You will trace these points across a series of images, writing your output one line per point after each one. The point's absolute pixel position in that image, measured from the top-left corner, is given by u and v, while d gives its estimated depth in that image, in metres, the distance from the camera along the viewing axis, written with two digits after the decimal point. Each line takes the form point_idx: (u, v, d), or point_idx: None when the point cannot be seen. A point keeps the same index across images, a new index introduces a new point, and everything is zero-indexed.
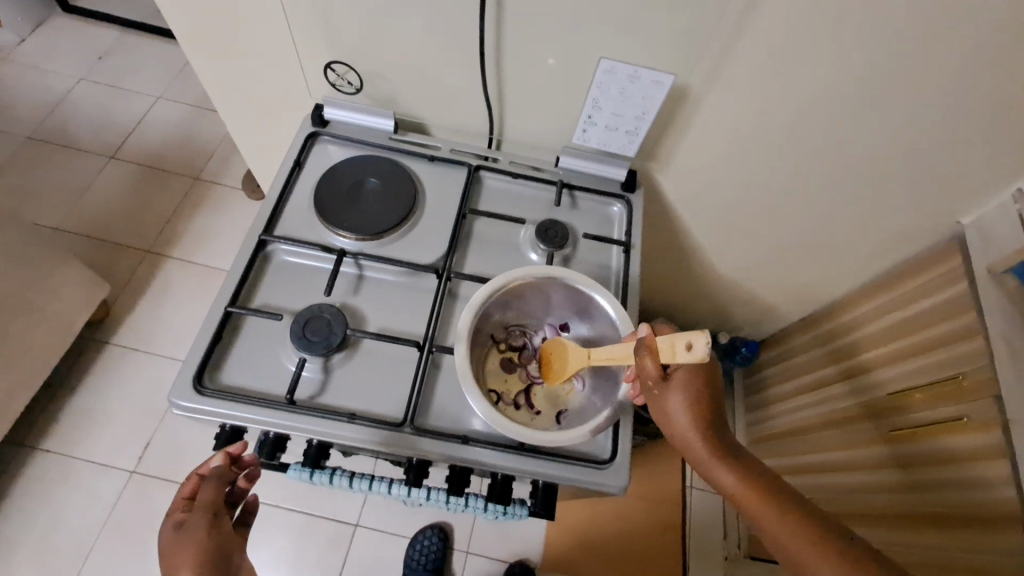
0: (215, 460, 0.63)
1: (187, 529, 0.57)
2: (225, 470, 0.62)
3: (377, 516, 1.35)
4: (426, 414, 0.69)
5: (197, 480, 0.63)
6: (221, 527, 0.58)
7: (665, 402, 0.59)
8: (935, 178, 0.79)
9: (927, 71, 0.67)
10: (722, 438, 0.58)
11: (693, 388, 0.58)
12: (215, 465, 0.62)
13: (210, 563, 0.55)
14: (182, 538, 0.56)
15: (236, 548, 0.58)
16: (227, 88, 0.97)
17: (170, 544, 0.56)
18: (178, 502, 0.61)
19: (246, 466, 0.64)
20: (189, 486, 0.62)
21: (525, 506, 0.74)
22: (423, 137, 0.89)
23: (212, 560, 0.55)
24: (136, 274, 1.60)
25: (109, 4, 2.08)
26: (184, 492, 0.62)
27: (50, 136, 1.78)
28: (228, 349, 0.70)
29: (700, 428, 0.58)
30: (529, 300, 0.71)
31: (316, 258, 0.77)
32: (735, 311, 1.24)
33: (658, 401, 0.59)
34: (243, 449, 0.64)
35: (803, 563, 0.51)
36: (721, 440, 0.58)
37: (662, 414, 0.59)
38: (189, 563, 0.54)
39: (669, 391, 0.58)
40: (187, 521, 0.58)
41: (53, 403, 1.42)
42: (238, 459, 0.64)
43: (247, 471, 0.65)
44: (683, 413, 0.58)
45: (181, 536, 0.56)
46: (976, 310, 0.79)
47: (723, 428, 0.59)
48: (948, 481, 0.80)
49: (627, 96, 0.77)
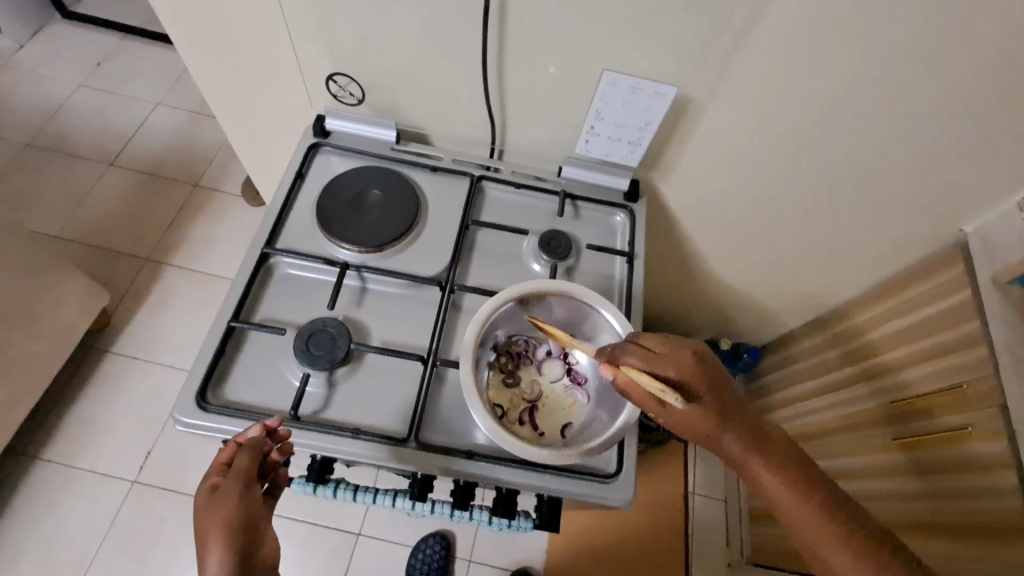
0: (252, 431, 0.61)
1: (219, 496, 0.54)
2: (261, 441, 0.60)
3: (379, 525, 1.35)
4: (430, 429, 0.69)
5: (233, 447, 0.60)
6: (253, 496, 0.55)
7: (674, 419, 0.57)
8: (938, 189, 0.79)
9: (931, 81, 0.67)
10: (744, 426, 0.56)
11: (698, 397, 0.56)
12: (252, 435, 0.60)
13: (239, 534, 0.52)
14: (215, 504, 0.53)
15: (265, 521, 0.55)
16: (228, 98, 0.97)
17: (202, 508, 0.54)
18: (213, 466, 0.59)
19: (281, 440, 0.62)
20: (225, 453, 0.60)
21: (530, 519, 0.74)
22: (425, 148, 0.89)
23: (241, 531, 0.52)
24: (137, 282, 1.60)
25: (108, 10, 2.07)
26: (221, 457, 0.59)
27: (50, 144, 1.77)
28: (232, 363, 0.70)
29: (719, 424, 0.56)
30: (535, 313, 0.71)
31: (319, 271, 0.77)
32: (737, 317, 1.24)
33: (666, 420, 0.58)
34: (280, 423, 0.62)
35: (816, 549, 0.52)
36: (738, 426, 0.56)
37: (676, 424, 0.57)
38: (219, 530, 0.51)
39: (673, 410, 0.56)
40: (221, 487, 0.55)
41: (53, 412, 1.41)
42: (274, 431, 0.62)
43: (281, 445, 0.62)
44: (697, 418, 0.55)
45: (214, 501, 0.54)
46: (980, 319, 0.79)
47: (745, 413, 0.57)
48: (957, 490, 0.79)
49: (629, 108, 0.78)
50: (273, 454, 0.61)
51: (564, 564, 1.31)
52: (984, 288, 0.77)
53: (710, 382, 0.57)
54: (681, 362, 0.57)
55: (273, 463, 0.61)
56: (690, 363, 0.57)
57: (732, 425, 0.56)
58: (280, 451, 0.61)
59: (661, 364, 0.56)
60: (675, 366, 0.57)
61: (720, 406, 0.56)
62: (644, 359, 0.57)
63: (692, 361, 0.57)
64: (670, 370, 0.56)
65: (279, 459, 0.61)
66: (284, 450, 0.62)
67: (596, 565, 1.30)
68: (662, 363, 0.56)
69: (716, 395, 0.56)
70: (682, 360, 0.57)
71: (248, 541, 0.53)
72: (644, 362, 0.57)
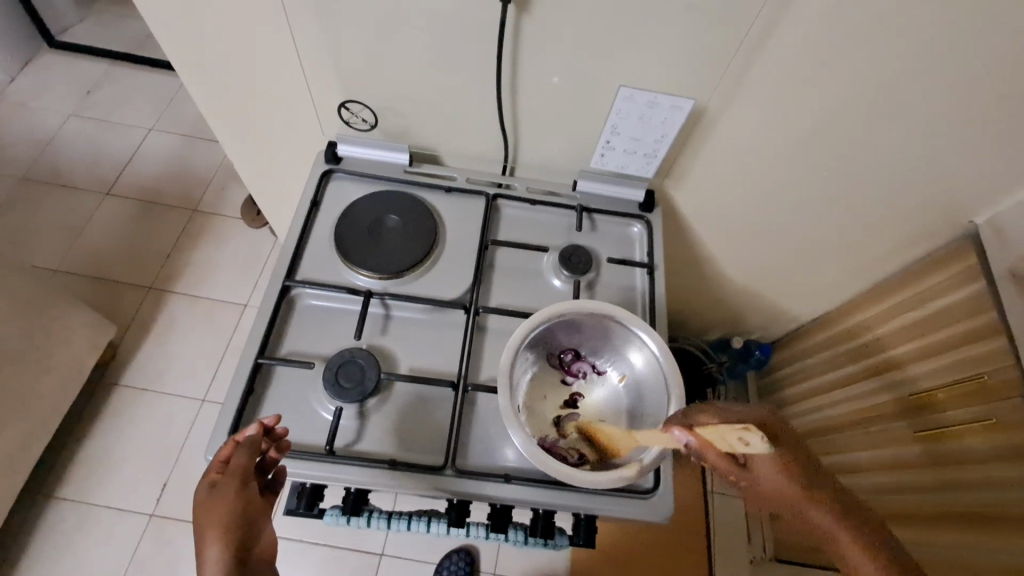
0: (250, 428, 0.59)
1: (217, 492, 0.53)
2: (259, 439, 0.58)
3: (402, 544, 1.33)
4: (465, 454, 0.69)
5: (232, 445, 0.58)
6: (250, 493, 0.53)
7: (759, 484, 0.48)
8: (953, 186, 0.78)
9: (946, 81, 0.66)
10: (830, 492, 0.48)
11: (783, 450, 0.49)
12: (249, 434, 0.58)
13: (237, 530, 0.50)
14: (211, 500, 0.52)
15: (264, 520, 0.53)
16: (236, 128, 0.96)
17: (199, 506, 0.52)
18: (212, 465, 0.57)
19: (278, 438, 0.60)
20: (223, 451, 0.58)
21: (567, 536, 0.76)
22: (438, 168, 0.89)
23: (238, 527, 0.51)
24: (141, 311, 1.58)
25: (97, 37, 2.06)
26: (220, 455, 0.57)
27: (44, 176, 1.75)
28: (261, 400, 0.70)
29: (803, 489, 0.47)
30: (565, 338, 0.72)
31: (342, 300, 0.77)
32: (750, 317, 1.24)
33: (751, 488, 0.49)
34: (276, 421, 0.60)
35: None
36: (833, 502, 0.47)
37: (761, 501, 0.49)
38: (216, 526, 0.50)
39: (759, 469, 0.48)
40: (218, 484, 0.54)
41: (65, 450, 1.39)
42: (271, 430, 0.61)
43: (278, 444, 0.60)
44: (783, 482, 0.48)
45: (210, 498, 0.52)
46: (997, 308, 0.79)
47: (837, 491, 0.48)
48: (974, 482, 0.80)
49: (645, 122, 0.78)
50: (270, 453, 0.60)
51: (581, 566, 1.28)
52: (1002, 280, 0.77)
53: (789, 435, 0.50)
54: (764, 420, 0.51)
55: (270, 462, 0.59)
56: (767, 419, 0.52)
57: (819, 490, 0.48)
58: (276, 450, 0.59)
59: (735, 416, 0.52)
60: (752, 418, 0.52)
61: (809, 472, 0.48)
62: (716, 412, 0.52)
63: (768, 416, 0.52)
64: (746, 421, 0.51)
65: (276, 457, 0.59)
66: (281, 449, 0.60)
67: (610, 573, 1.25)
68: (737, 415, 0.52)
69: (800, 455, 0.49)
70: (759, 414, 0.52)
71: (246, 539, 0.51)
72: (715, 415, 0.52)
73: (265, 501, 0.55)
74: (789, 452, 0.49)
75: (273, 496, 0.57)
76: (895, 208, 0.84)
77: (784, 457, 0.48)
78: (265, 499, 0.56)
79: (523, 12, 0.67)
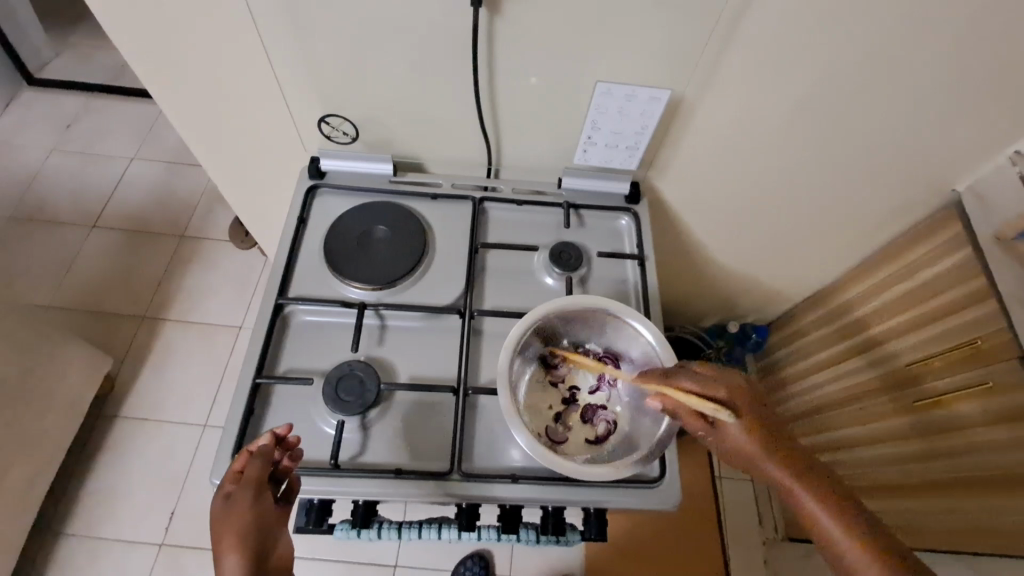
0: (262, 439, 0.59)
1: (232, 503, 0.52)
2: (271, 450, 0.58)
3: (415, 554, 1.33)
4: (471, 457, 0.69)
5: (245, 455, 0.57)
6: (265, 504, 0.53)
7: (722, 439, 0.56)
8: (933, 154, 0.79)
9: (916, 51, 0.67)
10: (796, 455, 0.54)
11: (749, 415, 0.55)
12: (263, 444, 0.58)
13: (254, 540, 0.50)
14: (227, 513, 0.52)
15: (278, 532, 0.53)
16: (219, 151, 0.96)
17: (215, 519, 0.52)
18: (227, 476, 0.56)
19: (290, 447, 0.60)
20: (237, 461, 0.57)
21: (579, 532, 0.77)
22: (423, 176, 0.90)
23: (256, 539, 0.50)
24: (136, 342, 1.57)
25: (73, 70, 2.05)
26: (234, 466, 0.57)
27: (29, 214, 1.74)
28: (263, 420, 0.70)
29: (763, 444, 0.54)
30: (558, 331, 0.72)
31: (336, 314, 0.77)
32: (744, 301, 1.24)
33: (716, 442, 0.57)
34: (290, 431, 0.60)
35: None
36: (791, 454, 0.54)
37: (726, 453, 0.57)
38: (233, 538, 0.49)
39: (725, 430, 0.55)
40: (233, 495, 0.53)
41: (70, 486, 1.38)
42: (283, 439, 0.60)
43: (290, 453, 0.60)
44: (745, 439, 0.55)
45: (226, 510, 0.52)
46: (984, 273, 0.80)
47: (794, 447, 0.54)
48: (975, 445, 0.81)
49: (625, 114, 0.79)
50: (283, 462, 0.60)
51: (595, 562, 1.28)
52: (987, 245, 0.78)
53: (756, 401, 0.56)
54: (736, 386, 0.57)
55: (284, 471, 0.59)
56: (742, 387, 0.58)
57: (782, 448, 0.54)
58: (290, 459, 0.59)
59: (709, 386, 0.58)
60: (724, 388, 0.57)
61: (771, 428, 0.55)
62: (693, 382, 0.58)
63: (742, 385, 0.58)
64: (719, 390, 0.57)
65: (290, 466, 0.60)
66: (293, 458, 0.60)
67: (625, 566, 1.25)
68: (710, 383, 0.58)
69: (766, 417, 0.55)
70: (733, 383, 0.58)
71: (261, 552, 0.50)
72: (693, 384, 0.58)
73: (279, 511, 0.55)
74: (757, 419, 0.55)
75: (289, 505, 0.57)
76: (876, 180, 0.85)
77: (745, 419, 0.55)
78: (281, 508, 0.56)
79: (496, 13, 0.67)
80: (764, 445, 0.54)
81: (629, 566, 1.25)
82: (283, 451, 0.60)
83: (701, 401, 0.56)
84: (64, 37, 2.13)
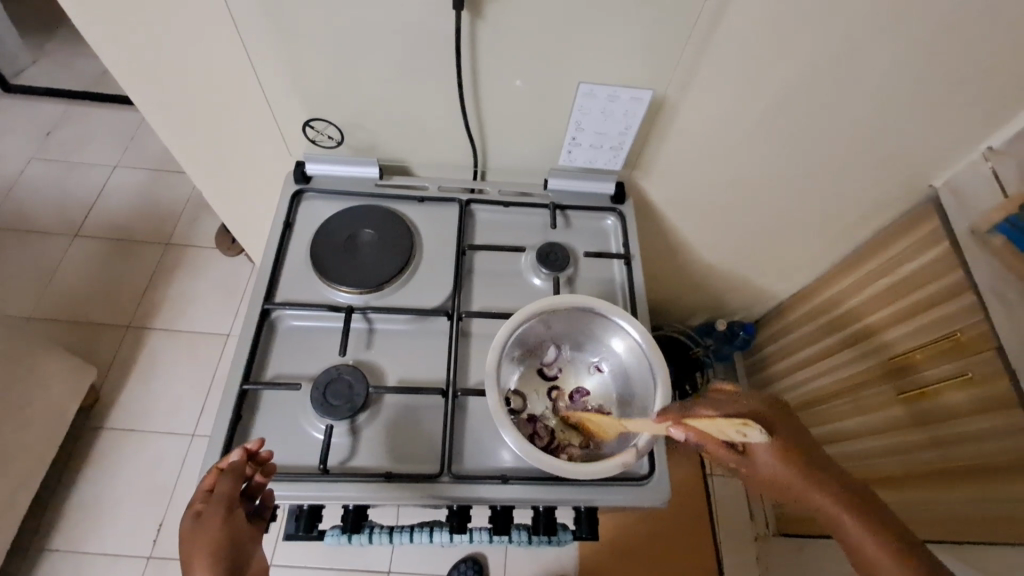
0: (233, 454, 0.57)
1: (201, 524, 0.51)
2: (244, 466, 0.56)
3: (409, 559, 1.31)
4: (461, 459, 0.69)
5: (215, 472, 0.56)
6: (236, 523, 0.53)
7: (758, 469, 0.51)
8: (909, 150, 0.81)
9: (890, 51, 0.69)
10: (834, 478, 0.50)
11: (782, 439, 0.51)
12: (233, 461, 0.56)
13: (225, 560, 0.50)
14: (195, 534, 0.50)
15: (249, 552, 0.52)
16: (202, 156, 0.96)
17: (183, 539, 0.50)
18: (195, 494, 0.55)
19: (263, 462, 0.59)
20: (207, 479, 0.56)
21: (570, 531, 0.76)
22: (410, 179, 0.90)
23: (227, 558, 0.50)
24: (121, 351, 1.55)
25: (52, 77, 2.02)
26: (203, 485, 0.55)
27: (8, 224, 1.71)
28: (250, 425, 0.69)
29: (800, 468, 0.50)
30: (543, 333, 0.72)
31: (323, 318, 0.77)
32: (731, 299, 1.26)
33: (750, 474, 0.52)
34: (261, 446, 0.59)
35: None
36: (829, 477, 0.50)
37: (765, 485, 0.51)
38: (202, 560, 0.49)
39: (759, 458, 0.51)
40: (203, 514, 0.52)
41: (54, 501, 1.35)
42: (255, 454, 0.59)
43: (264, 468, 0.59)
44: (782, 467, 0.50)
45: (195, 532, 0.50)
46: (962, 266, 0.81)
47: (830, 470, 0.51)
48: (958, 437, 0.82)
49: (608, 115, 0.80)
50: (256, 477, 0.59)
51: (589, 563, 1.27)
52: (964, 239, 0.80)
53: (785, 423, 0.53)
54: (761, 405, 0.54)
55: (258, 486, 0.59)
56: (765, 407, 0.54)
57: (820, 474, 0.50)
58: (262, 473, 0.59)
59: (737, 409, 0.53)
60: (750, 409, 0.54)
61: (804, 449, 0.51)
62: (715, 405, 0.54)
63: (765, 404, 0.54)
64: (743, 413, 0.53)
65: (263, 481, 0.59)
66: (267, 473, 0.59)
67: (617, 566, 1.25)
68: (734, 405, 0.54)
69: (798, 440, 0.52)
70: (757, 403, 0.54)
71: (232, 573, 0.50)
72: (715, 409, 0.54)
73: (252, 530, 0.54)
74: (789, 442, 0.51)
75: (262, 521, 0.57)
76: (856, 176, 0.87)
77: (779, 443, 0.51)
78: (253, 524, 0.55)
79: (478, 16, 0.68)
80: (802, 472, 0.50)
81: (621, 565, 1.25)
82: (256, 467, 0.59)
83: (724, 423, 0.51)
84: (42, 45, 2.10)
